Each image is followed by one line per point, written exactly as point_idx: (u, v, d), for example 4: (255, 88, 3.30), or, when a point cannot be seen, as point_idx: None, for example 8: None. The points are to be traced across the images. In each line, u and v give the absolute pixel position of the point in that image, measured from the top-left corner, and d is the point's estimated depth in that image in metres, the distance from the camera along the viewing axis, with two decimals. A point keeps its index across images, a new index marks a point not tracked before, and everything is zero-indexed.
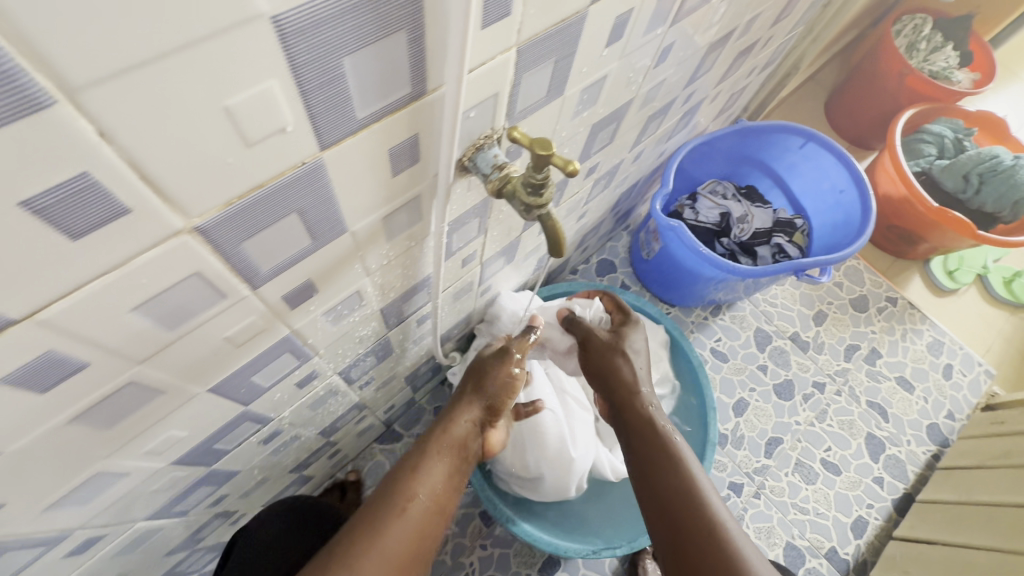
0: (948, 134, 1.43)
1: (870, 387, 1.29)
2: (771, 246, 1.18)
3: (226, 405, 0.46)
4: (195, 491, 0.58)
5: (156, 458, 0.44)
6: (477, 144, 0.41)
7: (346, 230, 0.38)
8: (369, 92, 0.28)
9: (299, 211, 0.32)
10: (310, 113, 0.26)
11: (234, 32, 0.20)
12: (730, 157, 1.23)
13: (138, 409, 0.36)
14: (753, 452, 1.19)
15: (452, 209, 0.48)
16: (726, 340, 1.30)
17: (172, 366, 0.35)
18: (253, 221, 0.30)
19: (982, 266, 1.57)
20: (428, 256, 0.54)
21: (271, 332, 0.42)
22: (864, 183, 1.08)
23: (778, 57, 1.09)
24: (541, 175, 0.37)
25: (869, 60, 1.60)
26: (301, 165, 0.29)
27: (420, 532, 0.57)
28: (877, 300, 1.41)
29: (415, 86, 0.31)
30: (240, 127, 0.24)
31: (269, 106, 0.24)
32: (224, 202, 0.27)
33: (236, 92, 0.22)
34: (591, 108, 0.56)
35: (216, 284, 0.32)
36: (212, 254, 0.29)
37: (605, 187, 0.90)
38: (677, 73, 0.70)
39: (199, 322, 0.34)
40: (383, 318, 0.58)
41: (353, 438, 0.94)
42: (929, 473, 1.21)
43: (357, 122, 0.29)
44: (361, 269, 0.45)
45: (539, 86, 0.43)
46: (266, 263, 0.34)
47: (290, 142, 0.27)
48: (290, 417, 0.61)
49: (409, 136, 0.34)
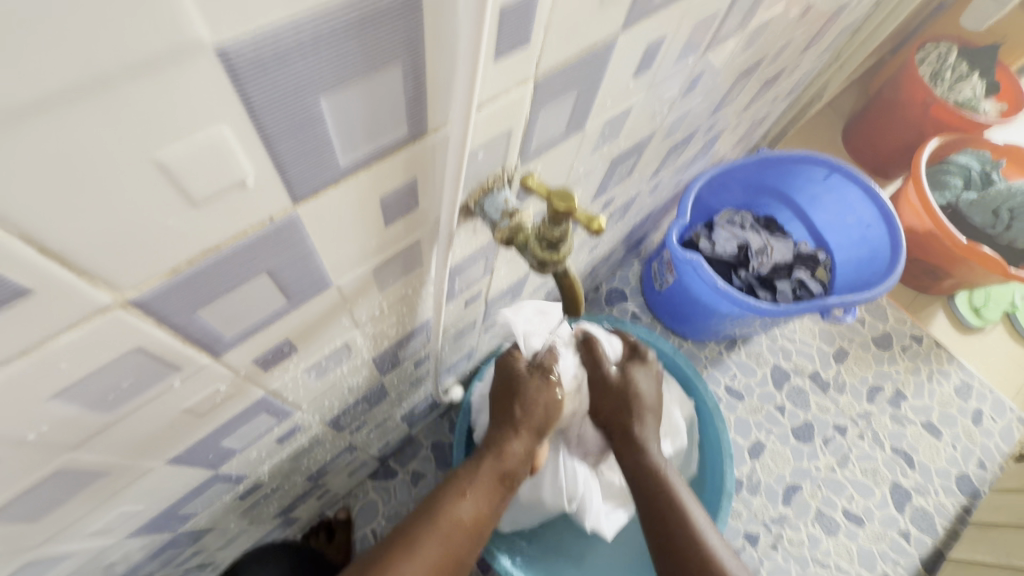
0: (974, 166, 1.36)
1: (894, 431, 1.21)
2: (792, 280, 1.12)
3: (190, 472, 0.40)
4: (161, 552, 0.52)
5: (107, 533, 0.39)
6: (485, 186, 0.36)
7: (330, 285, 0.32)
8: (353, 135, 0.23)
9: (269, 271, 0.27)
10: (277, 162, 0.21)
11: (159, 70, 0.15)
12: (749, 186, 1.17)
13: (73, 493, 0.31)
14: (770, 499, 1.11)
15: (456, 253, 0.43)
16: (742, 378, 1.23)
17: (116, 446, 0.30)
18: (208, 287, 0.24)
19: (1010, 303, 1.49)
20: (428, 301, 0.48)
21: (243, 396, 0.36)
22: (894, 218, 1.03)
23: (803, 84, 1.05)
24: (559, 230, 0.32)
25: (890, 88, 1.55)
26: (269, 222, 0.24)
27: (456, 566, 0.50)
28: (901, 338, 1.34)
29: (412, 126, 0.26)
30: (180, 183, 0.19)
31: (220, 156, 0.19)
32: (167, 269, 0.22)
33: (172, 142, 0.17)
34: (612, 142, 0.51)
35: (166, 358, 0.26)
36: (157, 327, 0.24)
37: (620, 218, 0.84)
38: (703, 103, 0.65)
39: (148, 399, 0.28)
40: (376, 365, 0.53)
41: (344, 478, 0.87)
42: (959, 528, 1.13)
43: (338, 169, 0.24)
44: (349, 322, 0.39)
45: (557, 122, 0.37)
46: (230, 329, 0.28)
47: (252, 197, 0.22)
48: (270, 471, 0.55)
49: (404, 182, 0.29)
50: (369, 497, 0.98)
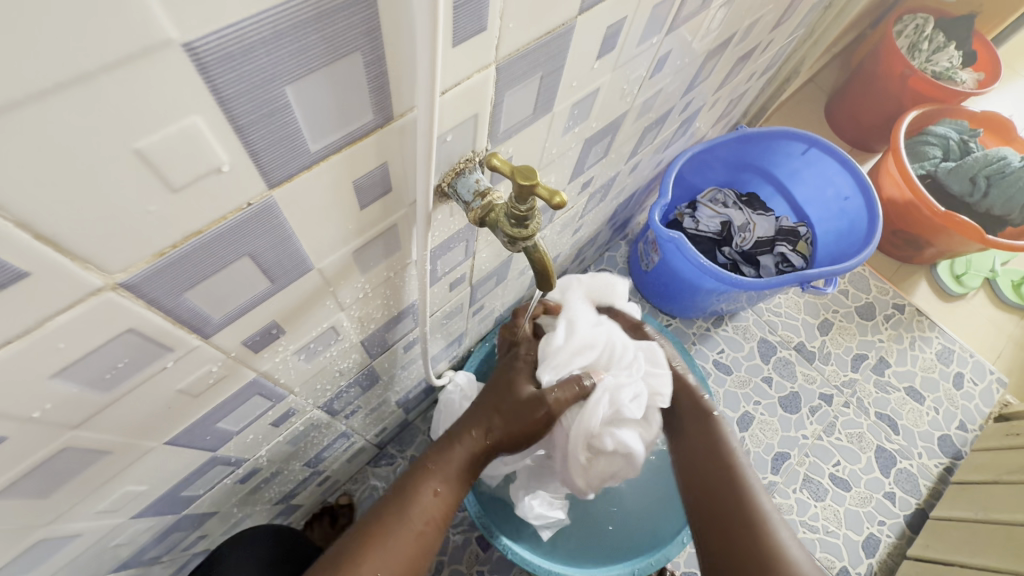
0: (953, 135, 1.38)
1: (878, 398, 1.25)
2: (774, 255, 1.14)
3: (189, 454, 0.42)
4: (166, 536, 0.54)
5: (113, 515, 0.41)
6: (457, 169, 0.38)
7: (312, 268, 0.34)
8: (322, 121, 0.25)
9: (250, 254, 0.28)
10: (250, 150, 0.23)
11: (133, 66, 0.17)
12: (730, 163, 1.19)
13: (77, 473, 0.33)
14: (759, 468, 1.14)
15: (434, 235, 0.45)
16: (730, 352, 1.26)
17: (114, 427, 0.32)
18: (195, 269, 0.26)
19: (991, 270, 1.51)
20: (412, 284, 0.50)
21: (236, 378, 0.38)
22: (870, 190, 1.05)
23: (779, 60, 1.06)
24: (525, 207, 0.34)
25: (869, 62, 1.56)
26: (247, 207, 0.25)
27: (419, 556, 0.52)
28: (884, 307, 1.37)
29: (379, 112, 0.28)
30: (160, 170, 0.20)
31: (196, 146, 0.21)
32: (153, 253, 0.23)
33: (150, 131, 0.19)
34: (584, 123, 0.52)
35: (158, 339, 0.28)
36: (148, 309, 0.26)
37: (601, 198, 0.86)
38: (674, 82, 0.67)
39: (143, 379, 0.30)
40: (366, 348, 0.55)
41: (343, 463, 0.89)
42: (942, 487, 1.17)
43: (309, 155, 0.26)
44: (334, 305, 0.41)
45: (524, 104, 0.39)
46: (218, 310, 0.30)
47: (229, 183, 0.23)
48: (269, 455, 0.57)
49: (376, 166, 0.31)
50: (370, 482, 1.01)
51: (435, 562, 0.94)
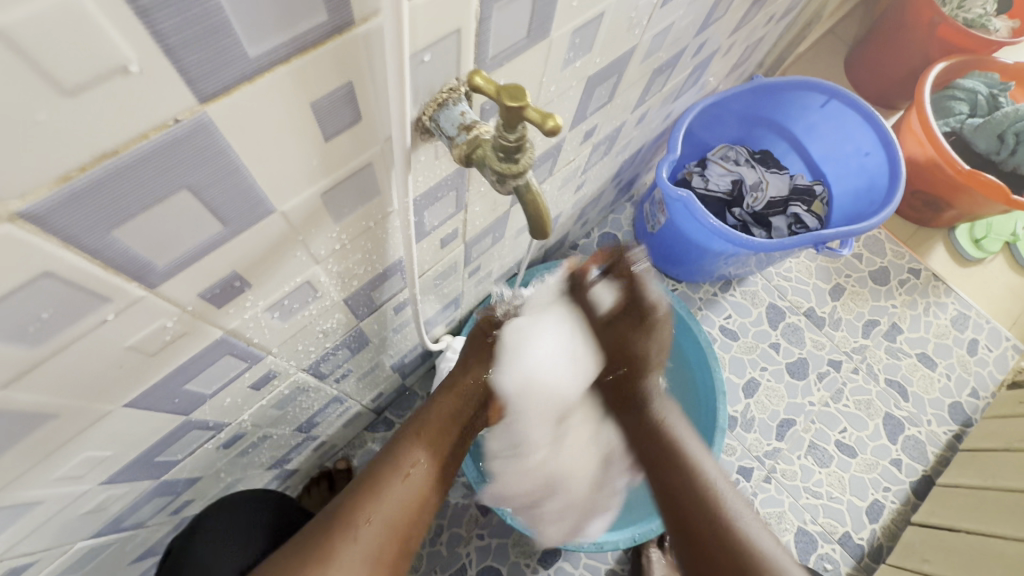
0: (982, 90, 1.29)
1: (889, 364, 1.22)
2: (787, 215, 1.09)
3: (157, 417, 0.39)
4: (150, 502, 0.52)
5: (78, 480, 0.38)
6: (439, 99, 0.33)
7: (273, 211, 0.30)
8: (258, 14, 0.20)
9: (190, 188, 0.24)
10: (164, 45, 0.18)
11: None
12: (744, 118, 1.12)
13: (20, 437, 0.30)
14: (764, 434, 1.12)
15: (418, 180, 0.40)
16: (737, 318, 1.22)
17: (55, 387, 0.29)
18: (118, 203, 0.22)
19: (1012, 233, 1.45)
20: (396, 237, 0.46)
21: (199, 336, 0.35)
22: (893, 144, 0.99)
23: (800, 2, 0.98)
24: (515, 136, 0.30)
25: (896, 9, 1.46)
26: (175, 125, 0.21)
27: (417, 510, 0.51)
28: (899, 272, 1.32)
29: (335, 11, 0.23)
30: (41, 63, 0.16)
31: (84, 29, 0.16)
32: (57, 177, 0.19)
33: (13, 3, 0.15)
34: (586, 57, 0.47)
35: (86, 286, 0.24)
36: (66, 249, 0.22)
37: (606, 152, 0.81)
38: (687, 17, 0.60)
39: (80, 333, 0.27)
40: (351, 308, 0.51)
41: (339, 428, 0.88)
42: (950, 454, 1.15)
43: (248, 61, 0.21)
44: (307, 257, 0.37)
45: (515, 25, 0.34)
46: (161, 256, 0.26)
47: (143, 90, 0.19)
48: (253, 419, 0.55)
49: (339, 86, 0.26)
50: (367, 447, 0.99)
51: (434, 525, 0.94)
